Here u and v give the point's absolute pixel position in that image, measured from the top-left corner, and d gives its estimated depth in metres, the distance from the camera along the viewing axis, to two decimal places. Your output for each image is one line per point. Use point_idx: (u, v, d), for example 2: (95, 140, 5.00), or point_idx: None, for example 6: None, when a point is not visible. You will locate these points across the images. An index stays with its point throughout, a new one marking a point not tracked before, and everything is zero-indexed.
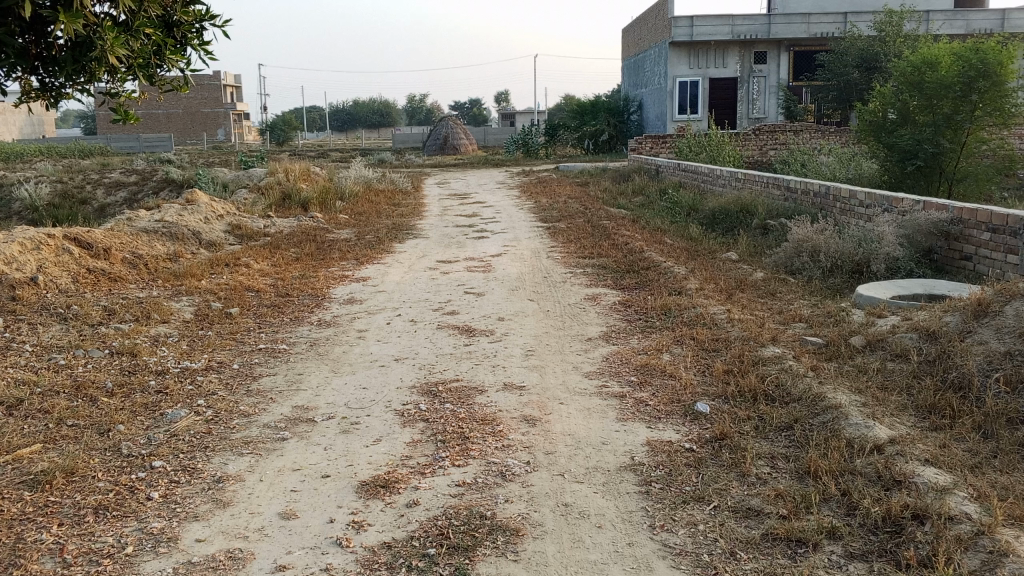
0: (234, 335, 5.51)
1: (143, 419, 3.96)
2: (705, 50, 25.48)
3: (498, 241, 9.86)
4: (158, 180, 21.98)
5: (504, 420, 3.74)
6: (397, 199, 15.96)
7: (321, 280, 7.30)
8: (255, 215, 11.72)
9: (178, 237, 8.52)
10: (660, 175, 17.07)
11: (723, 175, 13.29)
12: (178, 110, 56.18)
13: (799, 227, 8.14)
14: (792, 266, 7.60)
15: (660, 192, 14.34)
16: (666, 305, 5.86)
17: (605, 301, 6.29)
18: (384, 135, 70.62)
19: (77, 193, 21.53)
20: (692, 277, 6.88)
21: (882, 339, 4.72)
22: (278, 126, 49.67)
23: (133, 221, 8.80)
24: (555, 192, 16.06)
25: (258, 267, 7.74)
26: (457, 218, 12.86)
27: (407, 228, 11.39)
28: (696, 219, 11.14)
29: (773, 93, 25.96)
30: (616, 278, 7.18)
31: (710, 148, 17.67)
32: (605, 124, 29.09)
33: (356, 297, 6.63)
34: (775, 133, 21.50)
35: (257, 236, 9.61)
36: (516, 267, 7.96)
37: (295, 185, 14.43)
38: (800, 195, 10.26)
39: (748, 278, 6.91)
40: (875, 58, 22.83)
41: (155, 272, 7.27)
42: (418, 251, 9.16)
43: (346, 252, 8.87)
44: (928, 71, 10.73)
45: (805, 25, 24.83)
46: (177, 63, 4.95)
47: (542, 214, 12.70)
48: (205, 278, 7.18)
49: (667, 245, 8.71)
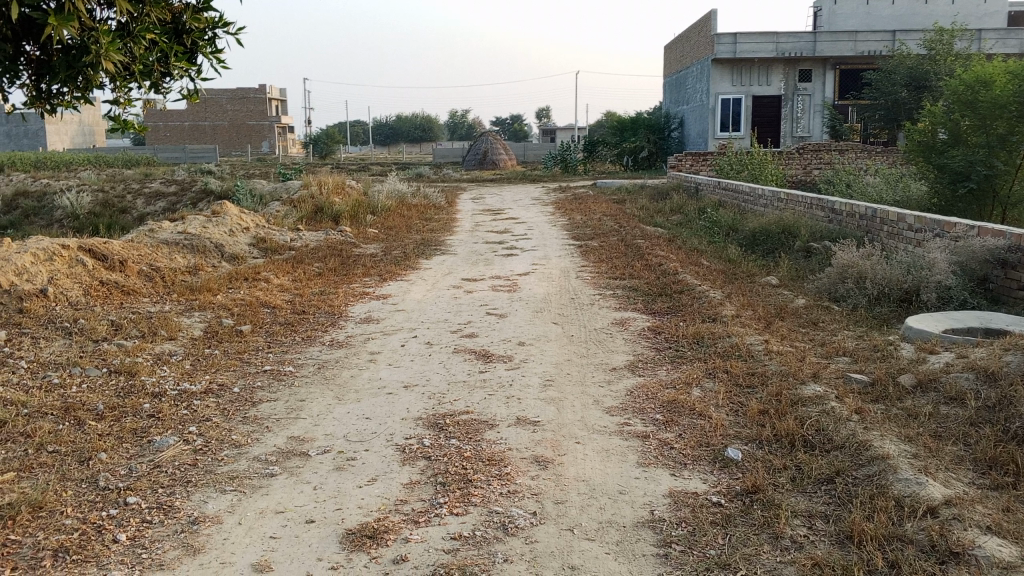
0: (240, 355, 5.27)
1: (128, 447, 3.70)
2: (749, 67, 25.00)
3: (527, 259, 9.55)
4: (197, 191, 22.11)
5: (513, 461, 3.41)
6: (430, 214, 15.75)
7: (340, 297, 7.05)
8: (284, 227, 11.58)
9: (199, 249, 8.36)
10: (699, 193, 16.65)
11: (764, 195, 12.85)
12: (223, 122, 57.05)
13: (844, 252, 7.71)
14: (835, 293, 7.17)
15: (698, 211, 13.96)
16: (698, 333, 5.49)
17: (633, 327, 5.94)
18: (425, 150, 71.00)
19: (117, 202, 21.75)
20: (728, 303, 6.50)
21: (935, 378, 4.30)
22: (321, 139, 50.15)
23: (155, 233, 8.66)
24: (590, 209, 15.74)
25: (277, 282, 7.53)
26: (488, 234, 12.60)
27: (436, 244, 11.15)
28: (735, 240, 10.73)
29: (818, 112, 25.37)
30: (646, 301, 6.83)
31: (752, 166, 17.21)
32: (645, 141, 28.73)
33: (373, 316, 6.36)
34: (820, 152, 20.92)
35: (282, 249, 9.42)
36: (543, 287, 7.63)
37: (327, 198, 14.29)
38: (845, 218, 9.80)
39: (788, 305, 6.51)
40: (925, 76, 22.17)
41: (171, 285, 7.09)
42: (444, 268, 8.91)
43: (370, 268, 8.63)
44: (981, 90, 10.24)
45: (852, 43, 24.26)
46: (185, 70, 4.82)
47: (575, 231, 12.38)
48: (221, 293, 6.97)
49: (703, 268, 8.32)
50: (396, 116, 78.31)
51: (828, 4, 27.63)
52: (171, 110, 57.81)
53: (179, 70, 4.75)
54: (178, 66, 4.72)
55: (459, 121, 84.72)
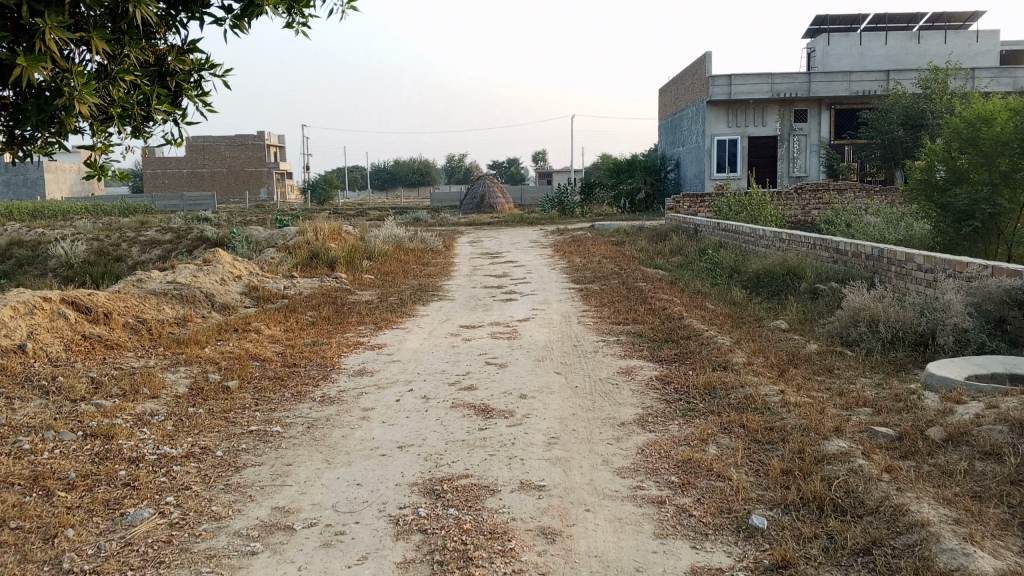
0: (226, 414, 4.98)
1: (99, 521, 3.40)
2: (744, 108, 25.05)
3: (527, 304, 9.31)
4: (192, 238, 21.94)
5: (517, 534, 3.12)
6: (427, 258, 15.53)
7: (333, 348, 6.79)
8: (278, 275, 11.36)
9: (188, 299, 8.11)
10: (699, 234, 16.47)
11: (765, 236, 12.67)
12: (221, 168, 57.27)
13: (854, 294, 7.46)
14: (846, 337, 6.91)
15: (699, 252, 13.79)
16: (709, 382, 5.21)
17: (640, 376, 5.66)
18: (423, 193, 71.36)
19: (113, 250, 21.58)
20: (738, 349, 6.23)
21: (967, 430, 4.02)
22: (319, 184, 50.29)
23: (144, 282, 8.41)
24: (589, 251, 15.56)
25: (268, 332, 7.26)
26: (486, 279, 12.39)
27: (432, 289, 10.91)
28: (738, 282, 10.50)
29: (815, 151, 25.35)
30: (652, 348, 6.56)
31: (751, 207, 17.07)
32: (642, 182, 28.72)
33: (368, 368, 6.08)
34: (818, 192, 20.81)
35: (275, 297, 9.17)
36: (544, 334, 7.37)
37: (323, 244, 14.10)
38: (851, 257, 9.59)
39: (800, 351, 6.24)
40: (921, 115, 22.17)
41: (158, 338, 6.83)
42: (442, 315, 8.66)
43: (365, 316, 8.37)
44: (982, 128, 10.08)
45: (847, 83, 24.34)
46: (167, 114, 4.61)
47: (575, 275, 12.16)
48: (209, 345, 6.70)
49: (708, 311, 8.07)
50: (394, 162, 78.82)
51: (821, 45, 27.82)
52: (169, 158, 58.05)
53: (162, 114, 4.55)
54: (161, 110, 4.51)
55: (456, 165, 85.28)
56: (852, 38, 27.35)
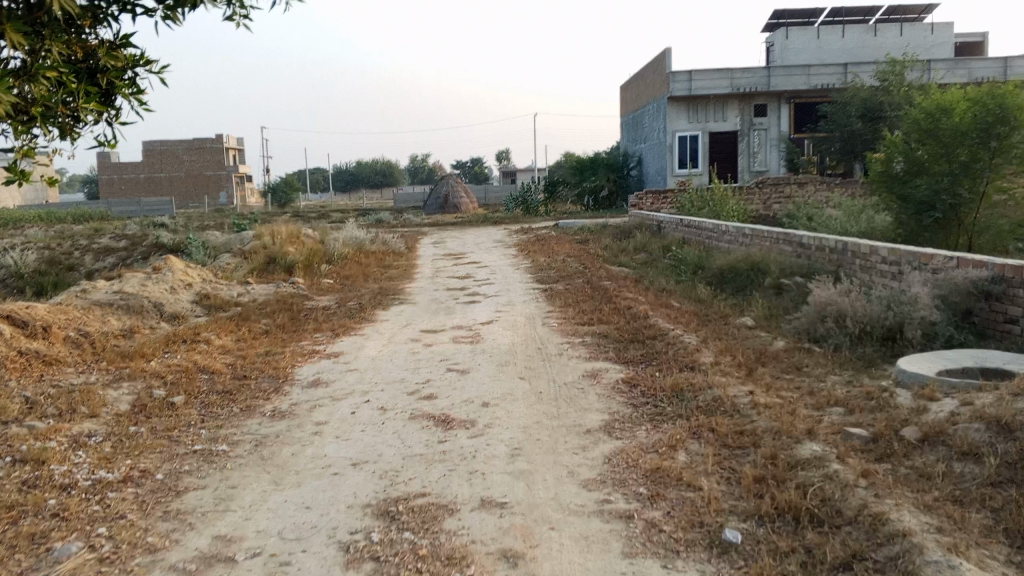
0: (169, 434, 4.68)
1: (21, 558, 3.12)
2: (705, 104, 25.08)
3: (489, 306, 9.09)
4: (148, 245, 21.39)
5: (477, 558, 2.90)
6: (388, 261, 15.24)
7: (287, 357, 6.51)
8: (233, 282, 11.02)
9: (136, 309, 7.76)
10: (662, 231, 16.37)
11: (728, 231, 12.57)
12: (180, 173, 56.22)
13: (821, 289, 7.35)
14: (813, 333, 6.79)
15: (663, 248, 13.68)
16: (677, 385, 5.03)
17: (606, 380, 5.46)
18: (387, 195, 70.79)
19: (65, 259, 20.96)
20: (705, 348, 6.06)
21: (944, 429, 3.87)
22: (280, 187, 49.56)
23: (88, 293, 8.04)
24: (553, 250, 15.39)
25: (219, 343, 6.96)
26: (449, 280, 12.14)
27: (393, 293, 10.64)
28: (702, 278, 10.38)
29: (775, 146, 25.45)
30: (618, 349, 6.37)
31: (714, 203, 17.02)
32: (605, 180, 28.65)
33: (322, 379, 5.81)
34: (779, 187, 20.85)
35: (228, 306, 8.84)
36: (507, 337, 7.15)
37: (281, 248, 13.75)
38: (814, 251, 9.52)
39: (768, 349, 6.09)
40: (878, 108, 22.34)
41: (101, 352, 6.48)
42: (402, 319, 8.40)
43: (321, 323, 8.09)
44: (942, 118, 10.07)
45: (805, 77, 24.46)
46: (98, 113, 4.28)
47: (539, 274, 11.96)
48: (155, 358, 6.38)
49: (674, 309, 7.91)
50: (357, 163, 78.13)
51: (779, 40, 27.99)
52: (125, 163, 56.88)
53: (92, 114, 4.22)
54: (90, 109, 4.18)
55: (420, 165, 84.78)
56: (809, 33, 27.55)
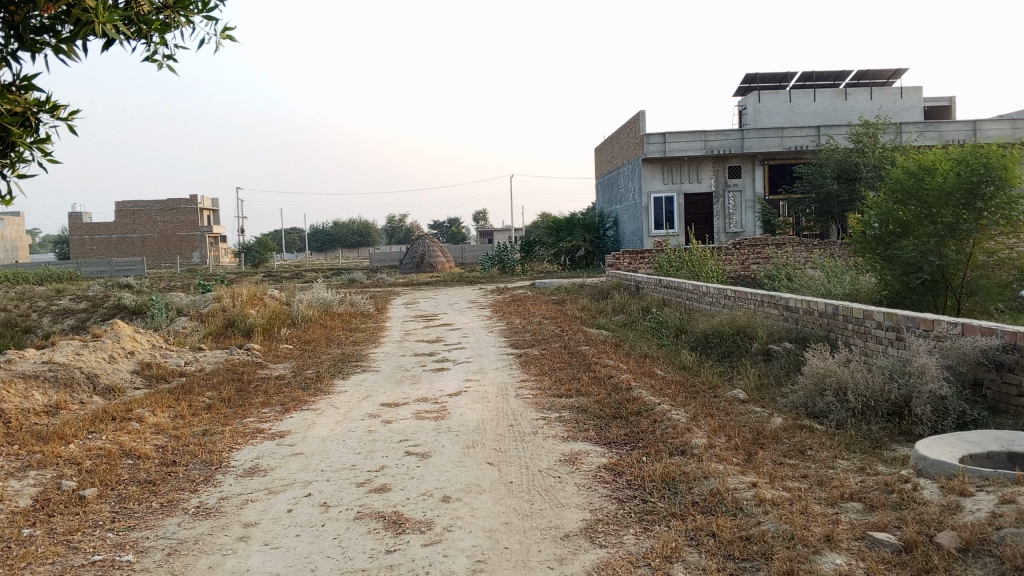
0: (67, 538, 3.91)
1: None
2: (679, 166, 24.93)
3: (458, 374, 8.42)
4: (109, 306, 20.49)
5: None
6: (355, 323, 14.54)
7: (228, 440, 5.78)
8: (184, 348, 10.28)
9: (64, 381, 6.99)
10: (640, 291, 15.89)
11: (709, 292, 12.08)
12: (153, 233, 55.39)
13: (816, 357, 6.78)
14: (812, 409, 6.18)
15: (642, 310, 13.16)
16: (667, 473, 4.39)
17: (585, 464, 4.79)
18: (362, 255, 70.27)
19: (21, 322, 20.02)
20: (695, 426, 5.44)
21: (986, 533, 3.23)
22: (255, 248, 48.87)
23: (14, 363, 7.27)
24: (529, 312, 14.79)
25: (153, 422, 6.22)
26: (417, 344, 11.49)
27: (356, 359, 9.96)
28: (685, 343, 9.81)
29: (750, 208, 25.23)
30: (598, 426, 5.72)
31: (692, 263, 16.57)
32: (582, 240, 28.40)
33: (263, 466, 5.10)
34: (757, 247, 20.49)
35: (171, 376, 8.11)
36: (476, 411, 6.48)
37: (241, 310, 13.07)
38: (803, 315, 9.01)
39: (765, 428, 5.48)
40: (854, 169, 22.24)
41: (15, 432, 5.68)
42: (363, 390, 7.71)
43: (272, 396, 7.38)
44: (925, 178, 9.71)
45: (779, 139, 24.45)
46: None
47: (513, 338, 11.32)
48: (76, 440, 5.61)
49: (658, 379, 7.29)
50: (334, 224, 77.84)
51: (752, 102, 28.15)
52: (97, 223, 56.04)
53: None
54: None
55: (397, 225, 84.55)
56: (781, 95, 27.70)
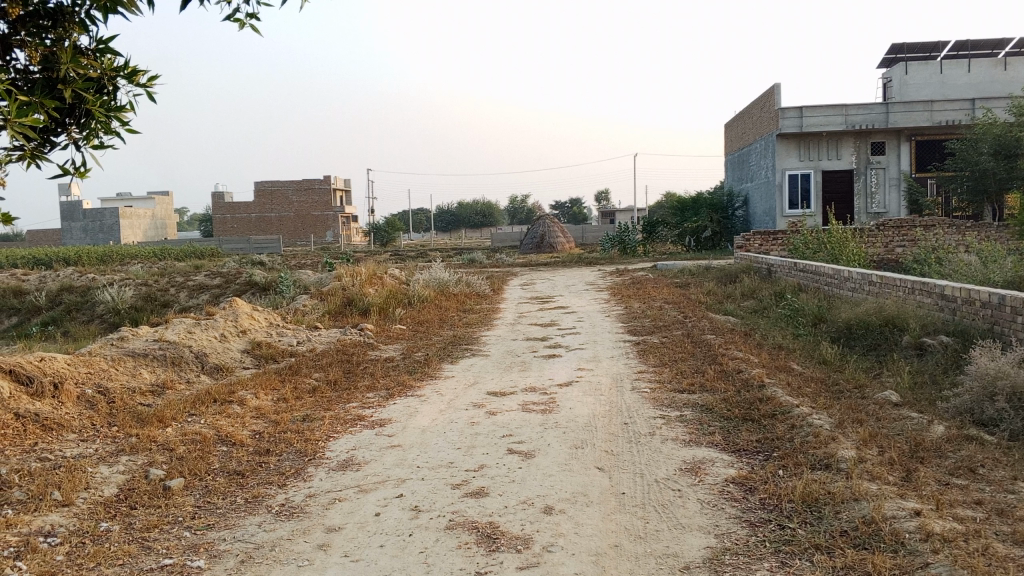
0: (143, 536, 3.66)
1: None
2: (817, 140, 23.37)
3: (572, 362, 7.90)
4: (241, 282, 21.07)
5: None
6: (471, 305, 14.25)
7: (326, 428, 5.50)
8: (299, 327, 10.22)
9: (173, 360, 6.95)
10: (772, 275, 14.87)
11: (851, 278, 11.07)
12: (288, 213, 57.43)
13: (984, 356, 5.85)
14: (978, 416, 5.27)
15: (774, 295, 12.25)
16: (809, 495, 3.74)
17: (710, 476, 4.19)
18: (486, 236, 70.74)
19: (160, 296, 20.86)
20: (841, 435, 4.72)
21: None
22: (382, 228, 49.90)
23: (126, 340, 7.29)
24: (651, 295, 14.08)
25: (255, 406, 6.03)
26: (531, 328, 11.06)
27: (468, 342, 9.61)
28: (824, 333, 8.92)
29: (895, 185, 23.40)
30: (726, 430, 5.07)
31: (830, 245, 15.37)
32: (708, 220, 27.16)
33: (356, 459, 4.76)
34: (903, 228, 18.92)
35: (281, 356, 7.99)
36: (589, 405, 5.95)
37: (359, 289, 12.99)
38: (961, 305, 7.98)
39: (925, 440, 4.68)
40: (1015, 143, 20.16)
41: (117, 413, 5.59)
42: (471, 377, 7.33)
43: (378, 380, 7.10)
44: None
45: (928, 112, 22.53)
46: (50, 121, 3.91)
47: (632, 324, 10.69)
48: (174, 424, 5.46)
49: (794, 375, 6.52)
50: (458, 205, 78.79)
51: (898, 74, 26.05)
52: (236, 203, 58.66)
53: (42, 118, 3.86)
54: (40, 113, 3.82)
55: (520, 205, 84.62)
56: (931, 66, 25.50)
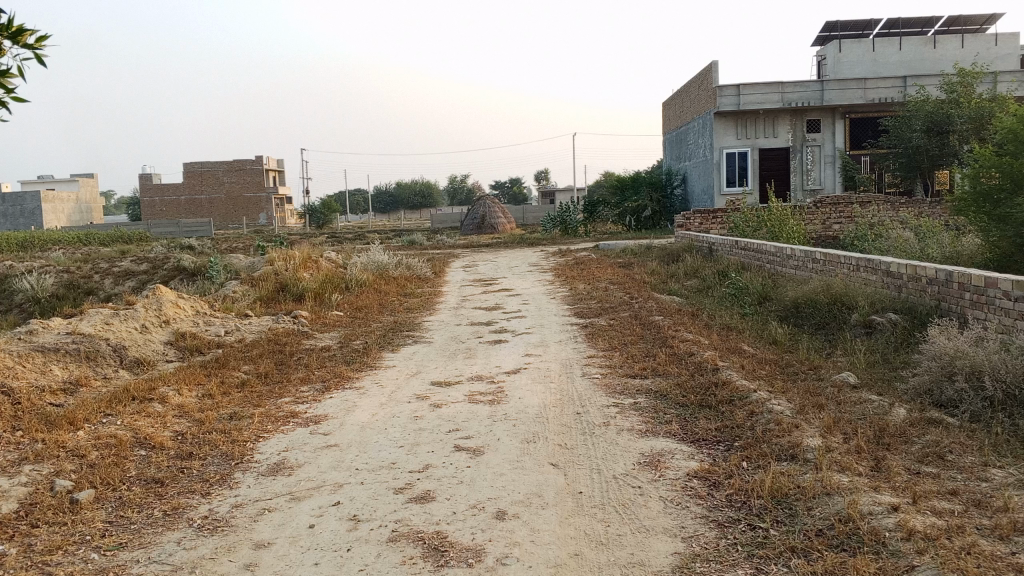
0: (42, 561, 3.22)
1: None
2: (754, 118, 23.43)
3: (517, 348, 7.59)
4: (170, 268, 20.17)
5: None
6: (411, 288, 13.82)
7: (255, 427, 5.08)
8: (228, 315, 9.67)
9: (87, 354, 6.42)
10: (714, 254, 14.78)
11: (795, 255, 11.00)
12: (221, 195, 55.77)
13: (940, 336, 5.72)
14: (938, 397, 5.13)
15: (718, 274, 12.13)
16: (780, 491, 3.50)
17: (671, 471, 3.92)
18: (425, 216, 69.92)
19: (83, 283, 19.86)
20: (803, 421, 4.51)
21: None
22: (318, 209, 48.76)
23: (35, 335, 6.70)
24: (595, 276, 13.85)
25: (179, 404, 5.57)
26: (474, 311, 10.72)
27: (409, 328, 9.21)
28: (772, 313, 8.77)
29: (830, 163, 23.66)
30: (683, 419, 4.81)
31: (771, 223, 15.35)
32: (648, 199, 27.11)
33: (289, 462, 4.37)
34: (840, 206, 19.09)
35: (208, 348, 7.49)
36: (539, 394, 5.65)
37: (294, 274, 12.44)
38: (908, 281, 7.89)
39: (889, 425, 4.49)
40: (946, 121, 20.48)
41: (23, 416, 5.07)
42: (412, 366, 6.94)
43: (314, 371, 6.67)
44: None
45: (862, 91, 22.76)
46: None
47: (577, 306, 10.43)
48: (86, 427, 4.97)
49: (748, 358, 6.32)
50: (397, 186, 77.67)
51: (832, 52, 26.30)
52: (166, 185, 56.69)
53: None
54: None
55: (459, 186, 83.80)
56: (864, 44, 25.84)
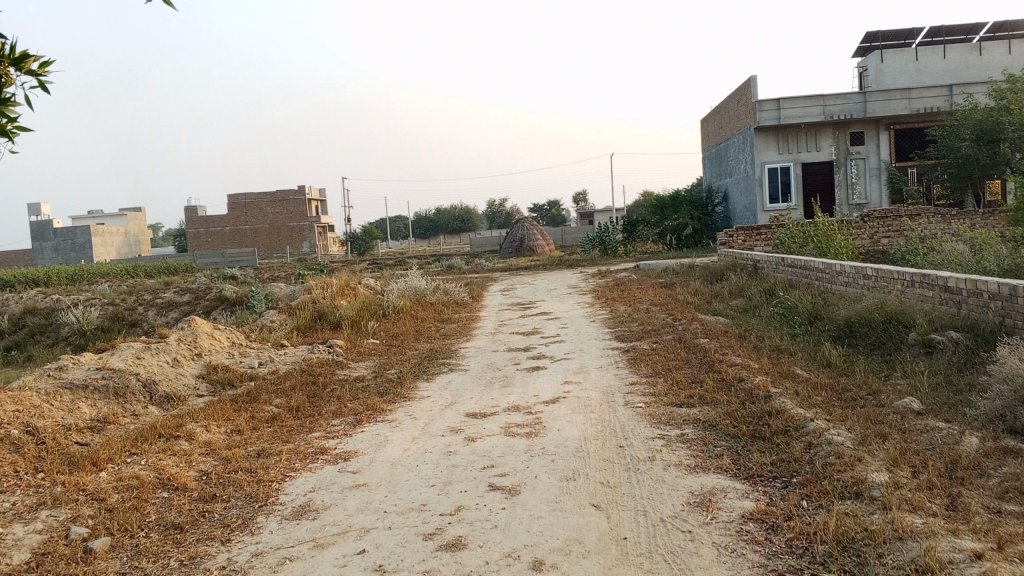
0: None
1: None
2: (796, 132, 22.94)
3: (556, 375, 7.30)
4: (212, 298, 20.28)
5: None
6: (449, 314, 13.61)
7: (282, 465, 4.87)
8: (263, 345, 9.55)
9: (116, 391, 6.29)
10: (759, 272, 14.35)
11: (844, 271, 10.57)
12: (264, 225, 56.50)
13: (1010, 356, 5.30)
14: (1011, 423, 4.72)
15: (764, 292, 11.72)
16: (846, 534, 3.16)
17: (724, 513, 3.59)
18: (465, 241, 70.04)
19: (128, 314, 20.04)
20: (866, 454, 4.14)
21: None
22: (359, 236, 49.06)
23: (65, 371, 6.60)
24: (636, 297, 13.51)
25: (206, 441, 5.39)
26: (513, 336, 10.47)
27: (445, 355, 8.98)
28: (823, 332, 8.36)
29: (876, 176, 23.04)
30: (734, 452, 4.48)
31: (817, 238, 14.88)
32: (689, 217, 26.68)
33: (314, 504, 4.13)
34: (888, 220, 18.52)
35: (240, 381, 7.33)
36: (579, 425, 5.35)
37: (331, 302, 12.32)
38: (968, 297, 7.45)
39: (961, 456, 4.11)
40: (997, 128, 19.80)
41: (47, 456, 4.93)
42: (447, 396, 6.70)
43: (346, 403, 6.46)
44: None
45: (906, 101, 22.16)
46: None
47: (618, 329, 10.11)
48: (110, 468, 4.80)
49: (801, 383, 5.96)
50: (436, 211, 78.07)
51: (874, 63, 25.73)
52: (210, 216, 57.62)
53: None
54: None
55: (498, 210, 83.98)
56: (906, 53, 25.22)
